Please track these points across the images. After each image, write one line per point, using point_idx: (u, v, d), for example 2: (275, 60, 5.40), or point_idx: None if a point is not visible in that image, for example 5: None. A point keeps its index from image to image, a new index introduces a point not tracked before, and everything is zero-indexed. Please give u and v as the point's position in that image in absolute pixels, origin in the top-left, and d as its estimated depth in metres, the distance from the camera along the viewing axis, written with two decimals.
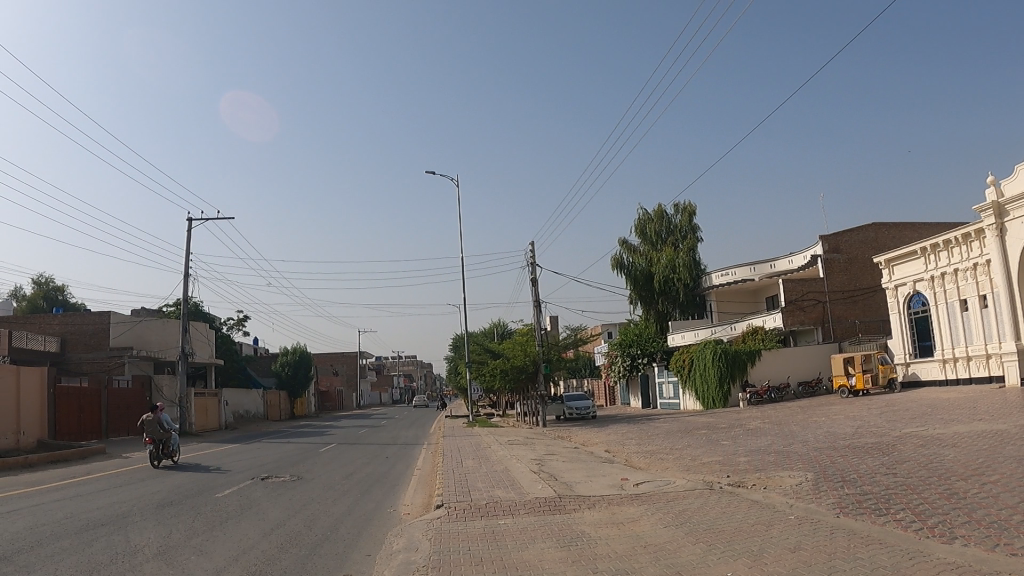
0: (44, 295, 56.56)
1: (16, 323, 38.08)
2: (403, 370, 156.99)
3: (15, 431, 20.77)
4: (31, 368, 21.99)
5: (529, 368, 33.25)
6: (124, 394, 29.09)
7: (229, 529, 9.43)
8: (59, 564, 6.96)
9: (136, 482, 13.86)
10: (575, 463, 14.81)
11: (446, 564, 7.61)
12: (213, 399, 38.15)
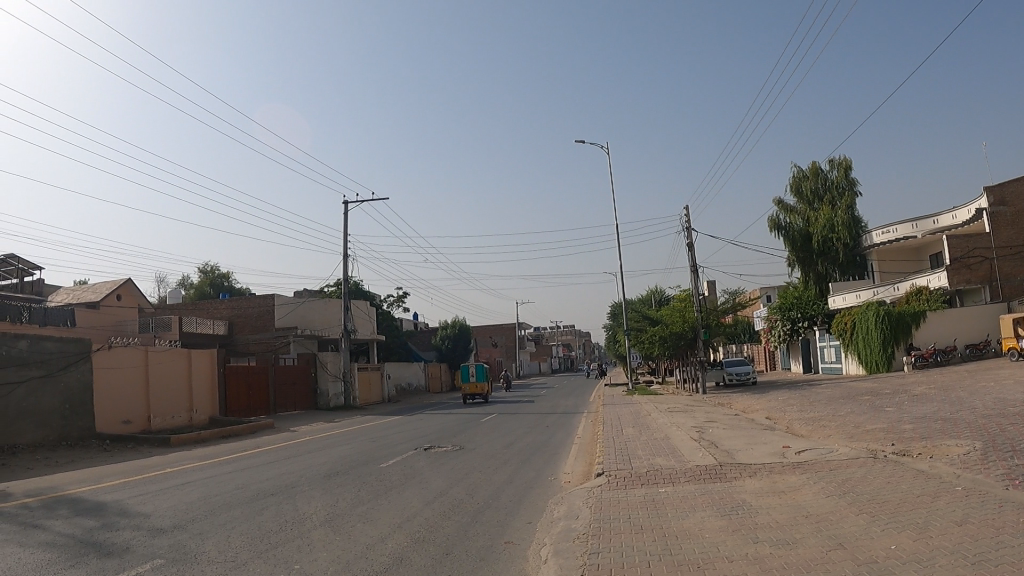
0: (211, 282, 60.31)
1: (188, 309, 40.96)
2: (562, 339, 158.41)
3: (188, 409, 22.39)
4: (203, 352, 23.61)
5: (688, 334, 32.66)
6: (291, 371, 30.72)
7: (393, 497, 9.84)
8: (236, 531, 7.48)
9: (307, 454, 14.64)
10: (736, 431, 14.51)
11: (607, 532, 7.63)
12: (376, 373, 39.69)
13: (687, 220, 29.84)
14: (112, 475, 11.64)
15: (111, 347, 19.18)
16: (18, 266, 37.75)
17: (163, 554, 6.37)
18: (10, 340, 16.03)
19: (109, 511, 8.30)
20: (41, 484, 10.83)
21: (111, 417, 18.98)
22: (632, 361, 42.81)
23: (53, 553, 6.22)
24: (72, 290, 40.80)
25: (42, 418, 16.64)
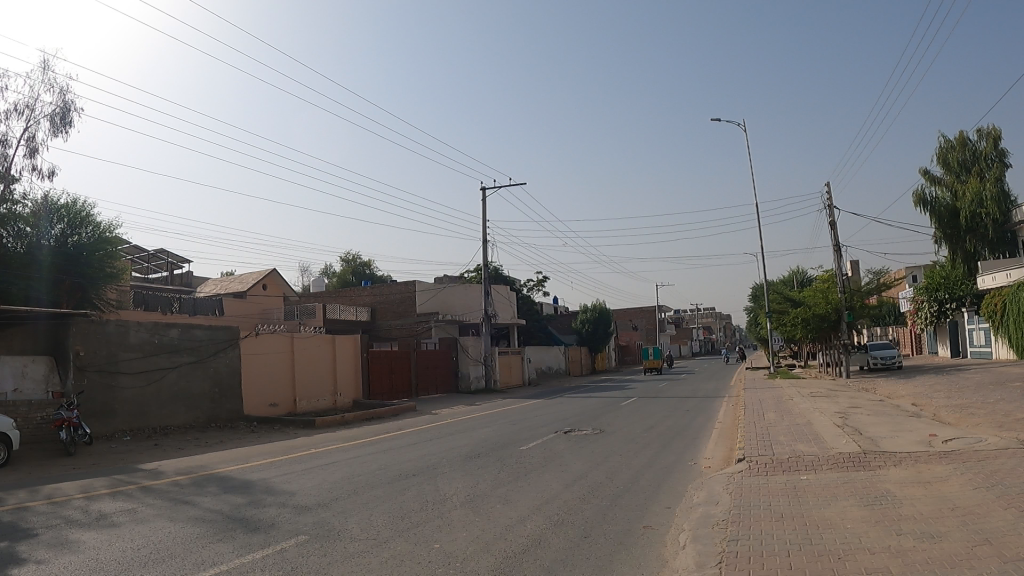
0: (354, 271, 62.39)
1: (333, 296, 42.51)
2: (703, 322, 155.80)
3: (332, 393, 23.37)
4: (346, 338, 24.56)
5: (832, 316, 31.46)
6: (432, 356, 31.47)
7: (531, 480, 9.98)
8: (379, 510, 7.80)
9: (448, 437, 15.03)
10: (880, 417, 13.96)
11: (747, 519, 7.50)
12: (516, 356, 40.13)
13: (827, 198, 28.64)
14: (261, 455, 12.30)
15: (258, 334, 20.18)
16: (168, 259, 40.16)
17: (307, 531, 6.72)
18: (162, 330, 17.09)
19: (258, 489, 8.80)
20: (196, 462, 11.57)
21: (258, 400, 20.03)
22: (775, 346, 41.49)
23: (204, 528, 6.67)
24: (221, 280, 43.10)
25: (193, 401, 17.76)
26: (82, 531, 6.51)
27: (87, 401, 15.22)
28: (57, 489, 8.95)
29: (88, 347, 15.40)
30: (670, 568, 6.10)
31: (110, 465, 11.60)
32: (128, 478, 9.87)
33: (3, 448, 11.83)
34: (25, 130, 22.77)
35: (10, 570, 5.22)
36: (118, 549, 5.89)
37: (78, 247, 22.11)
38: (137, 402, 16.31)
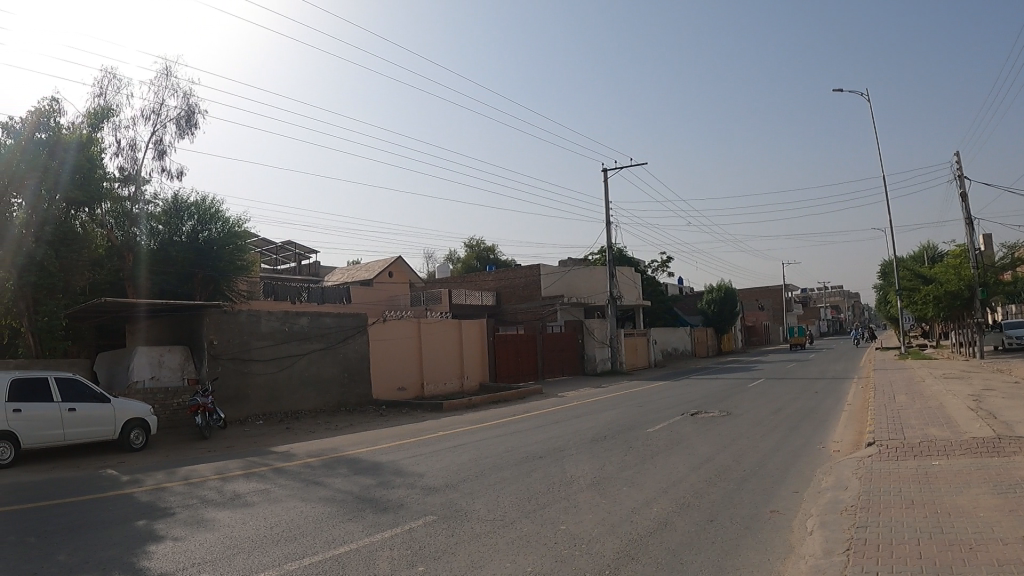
0: (478, 256, 63.23)
1: (458, 281, 43.27)
2: (835, 301, 150.80)
3: (459, 376, 23.85)
4: (472, 322, 24.98)
5: (965, 294, 29.94)
6: (558, 339, 31.63)
7: (657, 463, 9.97)
8: (506, 491, 7.97)
9: (573, 419, 15.11)
10: (1021, 399, 13.27)
11: (875, 505, 7.30)
12: (642, 338, 39.91)
13: (957, 168, 27.23)
14: (390, 437, 12.70)
15: (385, 321, 20.76)
16: (297, 251, 41.72)
17: (435, 511, 6.94)
18: (293, 318, 17.80)
19: (386, 470, 9.12)
20: (327, 445, 12.07)
21: (387, 385, 20.66)
22: (904, 323, 39.72)
23: (334, 508, 6.98)
24: (347, 269, 44.50)
25: (324, 385, 18.47)
26: (219, 510, 6.92)
27: (220, 387, 16.06)
28: (195, 470, 9.52)
29: (221, 336, 16.21)
30: (797, 555, 6.01)
31: (245, 448, 12.22)
32: (262, 460, 10.38)
33: (143, 432, 12.66)
34: (153, 135, 24.14)
35: (154, 547, 5.62)
36: (254, 527, 6.24)
37: (208, 240, 23.51)
38: (270, 387, 17.09)
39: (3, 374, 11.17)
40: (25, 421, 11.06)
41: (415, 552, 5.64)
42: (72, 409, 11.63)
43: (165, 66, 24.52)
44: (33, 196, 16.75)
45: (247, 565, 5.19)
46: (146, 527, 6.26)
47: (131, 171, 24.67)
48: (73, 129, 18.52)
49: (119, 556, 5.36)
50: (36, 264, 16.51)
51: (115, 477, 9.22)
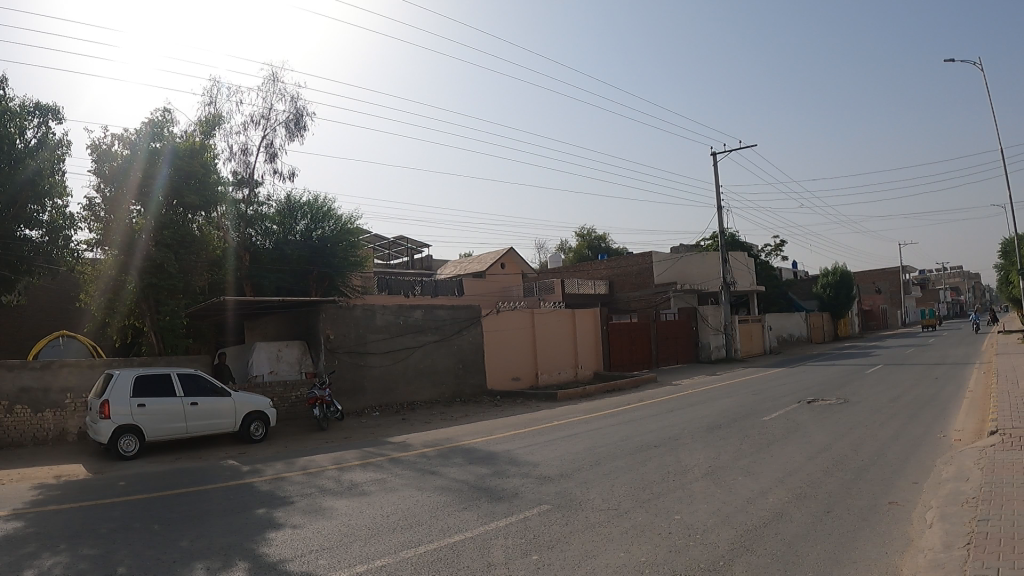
0: (589, 246, 62.93)
1: (569, 271, 43.44)
2: (952, 282, 144.89)
3: (574, 365, 23.81)
4: (585, 312, 24.91)
5: None
6: (672, 326, 31.30)
7: (772, 452, 9.75)
8: (619, 481, 7.90)
9: (687, 408, 14.90)
10: None
11: (999, 497, 6.95)
12: (757, 325, 39.20)
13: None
14: (505, 427, 12.77)
15: (499, 312, 20.89)
16: (409, 246, 42.47)
17: (549, 501, 6.93)
18: (408, 311, 18.09)
19: (500, 459, 9.17)
20: (443, 435, 12.21)
21: (502, 375, 20.79)
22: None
23: (450, 497, 7.03)
24: (459, 262, 45.17)
25: (438, 376, 18.71)
26: (337, 498, 7.08)
27: (338, 380, 16.40)
28: (315, 460, 9.77)
29: (338, 331, 16.52)
30: (916, 548, 5.79)
31: (363, 438, 12.47)
32: (380, 450, 10.58)
33: (262, 425, 13.03)
34: (264, 138, 24.86)
35: (272, 534, 5.77)
36: (369, 516, 6.36)
37: (322, 238, 24.96)
38: (386, 379, 17.42)
39: (129, 371, 11.71)
40: (150, 415, 11.55)
41: (529, 541, 5.65)
42: (194, 404, 12.08)
43: (272, 73, 25.37)
44: (155, 201, 17.45)
45: (362, 552, 5.28)
46: (265, 515, 6.45)
47: (245, 175, 25.56)
48: (189, 136, 19.13)
49: (240, 542, 5.54)
50: (155, 265, 17.62)
51: (237, 467, 9.56)
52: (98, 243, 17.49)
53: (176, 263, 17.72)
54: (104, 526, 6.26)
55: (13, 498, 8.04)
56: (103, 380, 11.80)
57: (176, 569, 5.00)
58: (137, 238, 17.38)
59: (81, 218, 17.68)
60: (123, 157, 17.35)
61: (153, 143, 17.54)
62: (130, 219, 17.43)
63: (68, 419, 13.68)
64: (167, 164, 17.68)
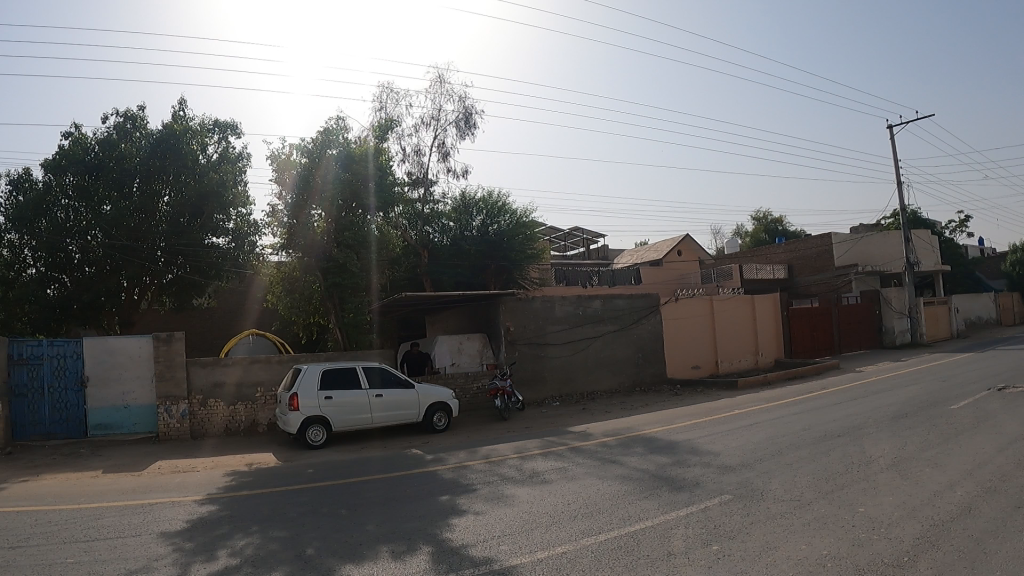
0: (766, 230, 59.16)
1: (746, 256, 42.56)
2: None
3: (754, 352, 23.25)
4: (766, 296, 24.23)
5: None
6: (852, 311, 30.05)
7: (965, 443, 9.23)
8: (801, 471, 7.69)
9: (869, 396, 14.28)
10: None
11: None
12: (943, 307, 37.14)
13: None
14: (686, 416, 12.64)
15: (677, 299, 20.66)
16: (584, 236, 42.70)
17: (730, 490, 6.84)
18: (587, 301, 18.27)
19: (681, 449, 9.10)
20: (623, 424, 12.21)
21: (682, 364, 20.57)
22: None
23: (631, 486, 7.05)
24: (635, 251, 45.14)
25: (618, 366, 18.76)
26: (518, 486, 7.24)
27: (519, 370, 16.84)
28: (497, 449, 9.98)
29: (518, 323, 16.95)
30: None
31: (544, 428, 12.66)
32: (560, 439, 10.72)
33: (445, 415, 13.43)
34: (436, 138, 25.59)
35: (455, 519, 5.97)
36: (551, 503, 6.46)
37: (498, 233, 25.29)
38: (566, 369, 17.70)
39: (316, 365, 12.32)
40: (337, 407, 12.14)
41: (710, 531, 5.59)
42: (379, 395, 12.59)
43: (439, 75, 26.05)
44: (333, 204, 18.26)
45: (540, 539, 5.38)
46: (449, 501, 6.67)
47: (420, 175, 26.51)
48: (364, 140, 19.96)
49: (425, 527, 5.75)
50: (338, 265, 18.37)
51: (422, 456, 9.91)
52: (281, 248, 18.33)
53: (357, 262, 18.61)
54: (296, 510, 6.63)
55: (212, 483, 8.64)
56: (292, 373, 12.47)
57: (364, 550, 5.25)
58: (321, 241, 18.29)
59: (266, 224, 18.61)
60: (302, 167, 17.91)
61: (328, 150, 18.27)
62: (313, 223, 18.25)
63: (259, 411, 14.51)
64: (340, 165, 18.30)
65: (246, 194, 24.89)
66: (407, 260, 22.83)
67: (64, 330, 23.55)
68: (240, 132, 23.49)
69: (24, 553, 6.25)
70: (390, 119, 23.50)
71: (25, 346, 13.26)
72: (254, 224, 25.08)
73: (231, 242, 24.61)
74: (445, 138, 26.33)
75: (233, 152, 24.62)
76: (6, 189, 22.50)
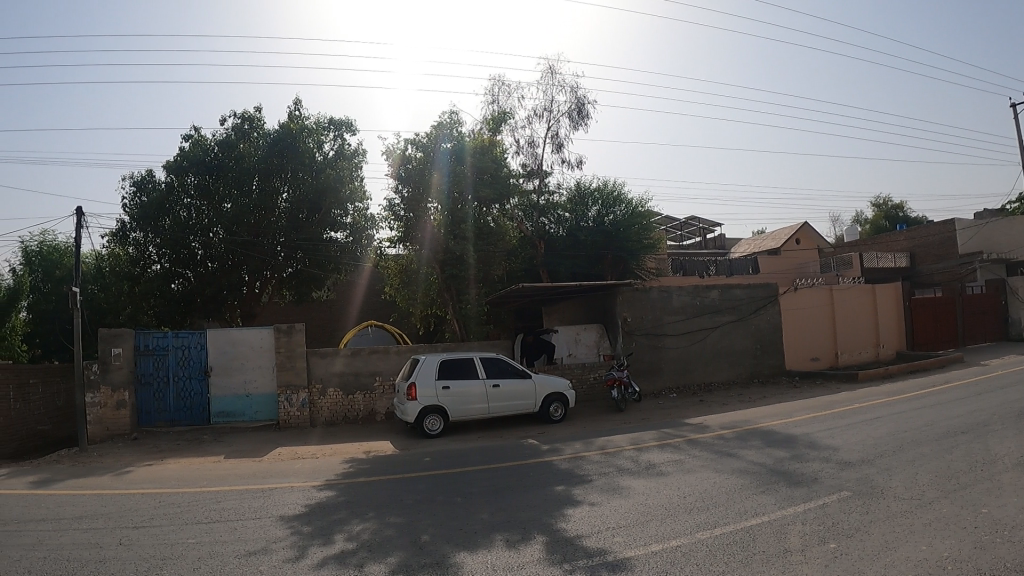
0: (885, 216, 57.04)
1: (866, 244, 41.22)
2: None
3: (874, 345, 22.49)
4: (886, 285, 23.41)
5: None
6: (978, 300, 28.71)
7: None
8: (924, 469, 7.41)
9: (994, 391, 13.61)
10: None
11: None
12: None
13: None
14: (805, 409, 12.35)
15: (797, 289, 20.15)
16: (700, 226, 42.24)
17: (850, 487, 6.64)
18: (703, 291, 18.05)
19: (799, 443, 8.89)
20: (739, 417, 11.98)
21: (800, 355, 20.04)
22: None
23: (748, 480, 6.94)
24: (752, 240, 44.37)
25: (736, 357, 18.44)
26: (633, 478, 7.21)
27: (635, 361, 16.92)
28: (612, 441, 9.95)
29: (634, 313, 17.06)
30: None
31: (659, 420, 12.54)
32: (676, 431, 10.61)
33: (562, 406, 13.40)
34: (550, 130, 25.66)
35: (569, 510, 5.99)
36: (666, 496, 6.41)
37: (614, 223, 25.22)
38: (681, 360, 17.55)
39: (434, 356, 12.58)
40: (454, 396, 12.37)
41: (828, 528, 5.45)
42: (496, 385, 12.72)
43: (550, 66, 26.04)
44: (452, 198, 18.62)
45: (655, 531, 5.35)
46: (563, 492, 6.70)
47: (534, 167, 26.72)
48: (479, 133, 20.12)
49: (539, 517, 5.79)
50: (460, 258, 18.68)
51: (537, 446, 9.97)
52: (400, 240, 19.08)
53: (475, 254, 18.95)
54: (412, 497, 6.78)
55: (331, 470, 8.90)
56: (411, 363, 12.78)
57: (478, 538, 5.32)
58: (438, 233, 18.66)
59: (384, 218, 19.21)
60: (417, 157, 18.28)
61: (445, 143, 18.50)
62: (430, 215, 18.68)
63: (377, 400, 14.84)
64: (458, 159, 18.56)
65: (362, 189, 25.47)
66: (524, 251, 23.05)
67: (190, 322, 24.71)
68: (355, 129, 24.00)
69: (153, 532, 6.58)
70: (503, 112, 23.67)
71: (150, 338, 13.97)
72: (371, 218, 25.62)
73: (349, 236, 25.26)
74: (559, 129, 26.35)
75: (348, 149, 25.17)
76: (129, 190, 23.56)
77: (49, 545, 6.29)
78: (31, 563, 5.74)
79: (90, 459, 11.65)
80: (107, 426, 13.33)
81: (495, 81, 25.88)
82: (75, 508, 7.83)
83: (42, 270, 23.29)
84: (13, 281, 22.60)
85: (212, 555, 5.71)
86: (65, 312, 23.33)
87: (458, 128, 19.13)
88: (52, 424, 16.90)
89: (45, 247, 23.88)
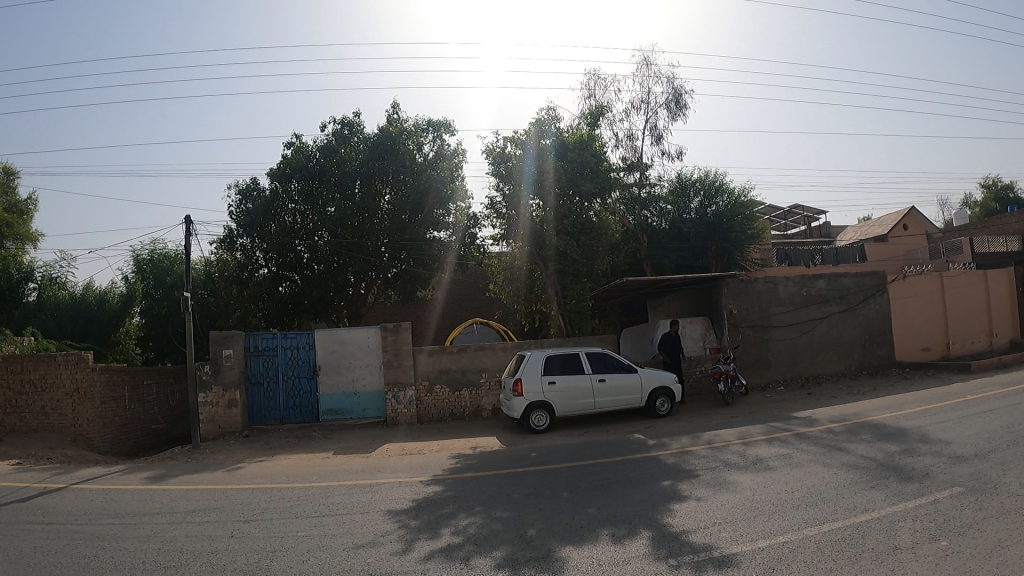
0: (996, 196, 54.61)
1: (978, 227, 39.52)
2: None
3: (988, 334, 21.59)
4: (1000, 271, 22.45)
5: None
6: None
7: None
8: None
9: None
10: None
11: None
12: None
13: None
14: (915, 402, 11.93)
15: (906, 277, 19.50)
16: (803, 214, 41.26)
17: (963, 482, 6.42)
18: (809, 282, 17.63)
19: (911, 437, 8.62)
20: (848, 410, 11.66)
21: (911, 346, 19.41)
22: None
23: (858, 475, 6.77)
24: (857, 227, 43.09)
25: (845, 349, 17.94)
26: (741, 473, 7.11)
27: (742, 354, 16.74)
28: (718, 435, 9.82)
29: (740, 305, 16.86)
30: None
31: (765, 413, 12.32)
32: (784, 424, 10.40)
33: (668, 400, 13.26)
34: (648, 122, 25.48)
35: (676, 505, 5.94)
36: (774, 491, 6.31)
37: (718, 214, 24.91)
38: (788, 352, 17.22)
39: (539, 351, 12.69)
40: (560, 392, 12.43)
41: (939, 525, 5.28)
42: (602, 379, 12.71)
43: (646, 57, 25.86)
44: (553, 193, 18.72)
45: (763, 527, 5.27)
46: (669, 487, 6.65)
47: (634, 160, 26.71)
48: (578, 128, 20.13)
49: (645, 512, 5.77)
50: (560, 253, 18.74)
51: (643, 441, 9.91)
52: (502, 237, 19.29)
53: (577, 249, 18.97)
54: (518, 492, 6.84)
55: (437, 466, 9.05)
56: (516, 359, 12.91)
57: (583, 533, 5.34)
58: (540, 229, 18.83)
59: (485, 216, 19.44)
60: (514, 154, 18.46)
61: (543, 140, 18.70)
62: (531, 211, 18.87)
63: (483, 397, 14.99)
64: (556, 156, 18.60)
65: (463, 188, 25.72)
66: (627, 245, 22.93)
67: (297, 323, 25.41)
68: (453, 129, 24.26)
69: (264, 525, 6.82)
70: (600, 105, 23.62)
71: (259, 339, 14.47)
72: (473, 216, 25.89)
73: (451, 235, 25.55)
74: (658, 121, 26.14)
75: (448, 149, 25.42)
76: (235, 197, 24.39)
77: (170, 537, 6.60)
78: (149, 554, 6.03)
79: (204, 456, 12.12)
80: (219, 424, 13.91)
81: (592, 74, 25.84)
82: (192, 502, 8.16)
83: (155, 277, 24.29)
84: (126, 287, 23.59)
85: (321, 547, 5.89)
86: (177, 316, 24.33)
87: (555, 125, 19.20)
88: (166, 422, 17.64)
89: (157, 255, 24.89)
